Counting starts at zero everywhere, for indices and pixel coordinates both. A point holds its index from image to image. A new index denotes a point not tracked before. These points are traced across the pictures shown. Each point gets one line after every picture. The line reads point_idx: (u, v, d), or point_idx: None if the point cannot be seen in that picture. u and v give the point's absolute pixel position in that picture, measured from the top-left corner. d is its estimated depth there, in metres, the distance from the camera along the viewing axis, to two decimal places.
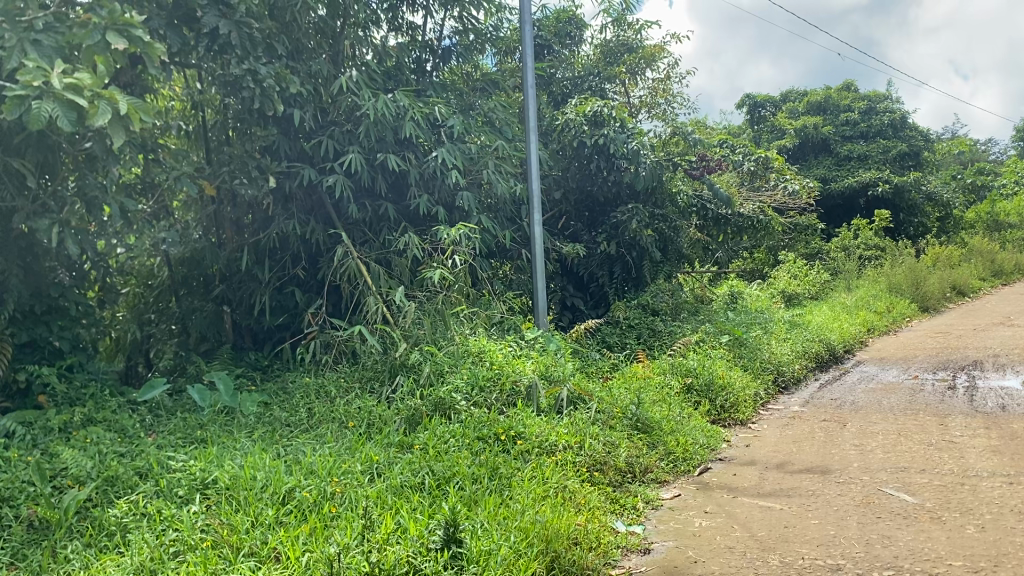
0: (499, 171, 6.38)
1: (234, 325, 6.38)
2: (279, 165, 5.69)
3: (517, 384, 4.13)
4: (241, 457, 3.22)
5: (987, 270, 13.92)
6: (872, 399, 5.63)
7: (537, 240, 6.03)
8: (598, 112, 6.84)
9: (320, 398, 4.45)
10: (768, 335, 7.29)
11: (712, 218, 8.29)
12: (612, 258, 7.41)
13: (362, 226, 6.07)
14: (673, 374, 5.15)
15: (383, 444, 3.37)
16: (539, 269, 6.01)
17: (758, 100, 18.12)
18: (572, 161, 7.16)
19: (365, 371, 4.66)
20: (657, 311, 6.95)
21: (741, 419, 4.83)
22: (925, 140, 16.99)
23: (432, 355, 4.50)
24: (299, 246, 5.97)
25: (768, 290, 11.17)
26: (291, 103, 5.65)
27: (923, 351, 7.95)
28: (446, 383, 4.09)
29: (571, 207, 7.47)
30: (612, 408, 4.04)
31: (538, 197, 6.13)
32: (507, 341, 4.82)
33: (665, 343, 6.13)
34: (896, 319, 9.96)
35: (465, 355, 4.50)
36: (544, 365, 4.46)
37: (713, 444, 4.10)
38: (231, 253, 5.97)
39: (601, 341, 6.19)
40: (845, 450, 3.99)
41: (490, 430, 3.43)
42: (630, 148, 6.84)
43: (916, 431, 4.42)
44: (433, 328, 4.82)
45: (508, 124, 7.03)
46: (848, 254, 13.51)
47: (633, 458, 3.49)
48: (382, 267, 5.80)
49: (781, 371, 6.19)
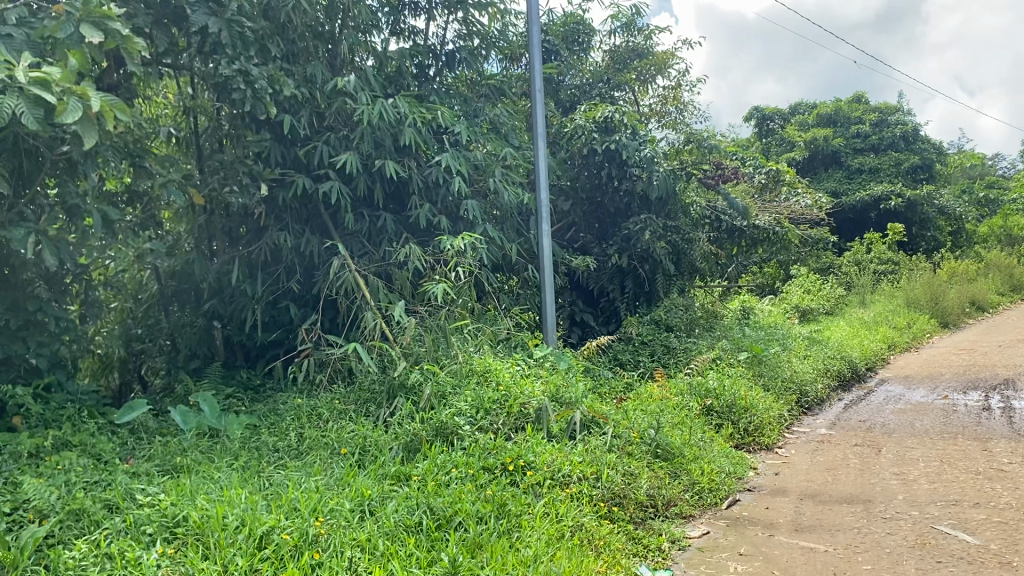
0: (505, 179, 6.07)
1: (226, 342, 6.06)
2: (272, 173, 5.39)
3: (526, 407, 3.80)
4: (218, 490, 2.88)
5: (1005, 285, 13.55)
6: (904, 421, 5.28)
7: (545, 251, 5.71)
8: (608, 119, 6.55)
9: (313, 422, 4.12)
10: (788, 352, 6.94)
11: (726, 230, 7.97)
12: (623, 271, 7.08)
13: (361, 236, 5.76)
14: (692, 394, 4.81)
15: (378, 476, 3.03)
16: (548, 283, 5.68)
17: (766, 112, 17.86)
18: (582, 170, 6.87)
19: (361, 391, 4.33)
20: (671, 327, 6.60)
21: (766, 443, 4.48)
22: (938, 153, 16.67)
23: (433, 374, 4.16)
24: (294, 258, 5.66)
25: (781, 306, 10.83)
26: (285, 107, 5.36)
27: (949, 369, 7.59)
28: (448, 406, 3.76)
29: (580, 218, 7.16)
30: (630, 432, 3.70)
31: (546, 206, 5.81)
32: (515, 360, 4.49)
33: (681, 361, 5.79)
34: (916, 335, 9.61)
35: (470, 375, 4.17)
36: (555, 385, 4.13)
37: (740, 472, 3.75)
38: (222, 266, 5.66)
39: (613, 358, 5.85)
40: (885, 479, 3.65)
41: (497, 460, 3.09)
42: (643, 156, 6.53)
43: (959, 457, 4.07)
44: (435, 345, 4.49)
45: (515, 131, 6.73)
46: (863, 268, 13.16)
47: (656, 490, 3.15)
48: (381, 280, 5.48)
49: (804, 391, 5.85)
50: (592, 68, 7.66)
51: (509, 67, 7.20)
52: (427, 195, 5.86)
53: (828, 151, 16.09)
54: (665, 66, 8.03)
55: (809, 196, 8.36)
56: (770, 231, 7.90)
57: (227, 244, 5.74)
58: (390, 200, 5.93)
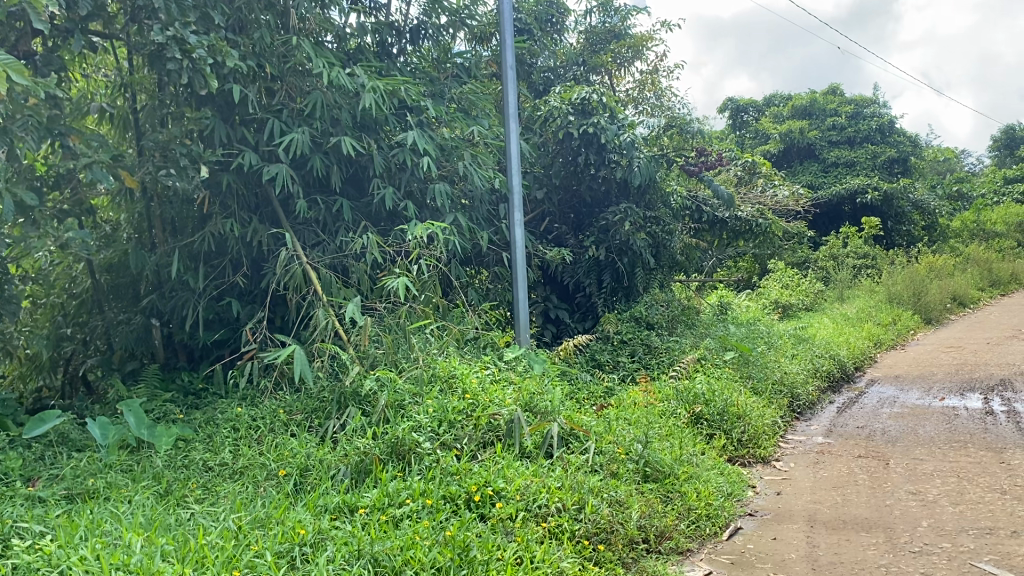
0: (474, 163, 5.57)
1: (166, 342, 5.49)
2: (214, 154, 4.86)
3: (495, 419, 3.33)
4: (120, 530, 2.37)
5: (984, 280, 13.27)
6: (905, 428, 4.87)
7: (518, 243, 5.23)
8: (586, 99, 6.07)
9: (254, 439, 3.61)
10: (774, 351, 6.53)
11: (708, 221, 7.54)
12: (600, 264, 6.59)
13: (314, 225, 5.23)
14: (679, 400, 4.36)
15: (318, 508, 2.55)
16: (520, 277, 5.20)
17: (740, 104, 17.52)
18: (557, 156, 6.38)
19: (310, 400, 3.82)
20: (652, 324, 6.15)
21: (761, 455, 4.03)
22: (914, 146, 16.40)
23: (390, 381, 3.67)
24: (241, 249, 5.12)
25: (760, 302, 10.43)
26: (229, 82, 4.82)
27: (939, 369, 7.22)
28: (406, 419, 3.27)
29: (554, 208, 6.69)
30: (615, 449, 3.25)
31: (519, 194, 5.33)
32: (484, 364, 4.01)
33: (664, 362, 5.34)
34: (901, 332, 9.25)
35: (433, 383, 3.68)
36: (528, 392, 3.66)
37: (739, 492, 3.31)
38: (160, 258, 5.10)
39: (590, 359, 5.38)
40: (902, 500, 3.21)
41: (460, 488, 2.62)
42: (624, 140, 6.13)
43: (977, 472, 3.66)
44: (393, 347, 4.00)
45: (484, 114, 6.23)
46: (840, 262, 12.82)
47: (646, 521, 2.71)
48: (336, 273, 4.96)
49: (796, 395, 5.43)
50: (566, 50, 7.18)
51: (477, 47, 6.69)
52: (387, 179, 5.36)
53: (803, 144, 15.89)
54: (643, 49, 7.52)
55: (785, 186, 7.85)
56: (753, 224, 7.47)
57: (167, 234, 5.18)
58: (347, 184, 5.42)
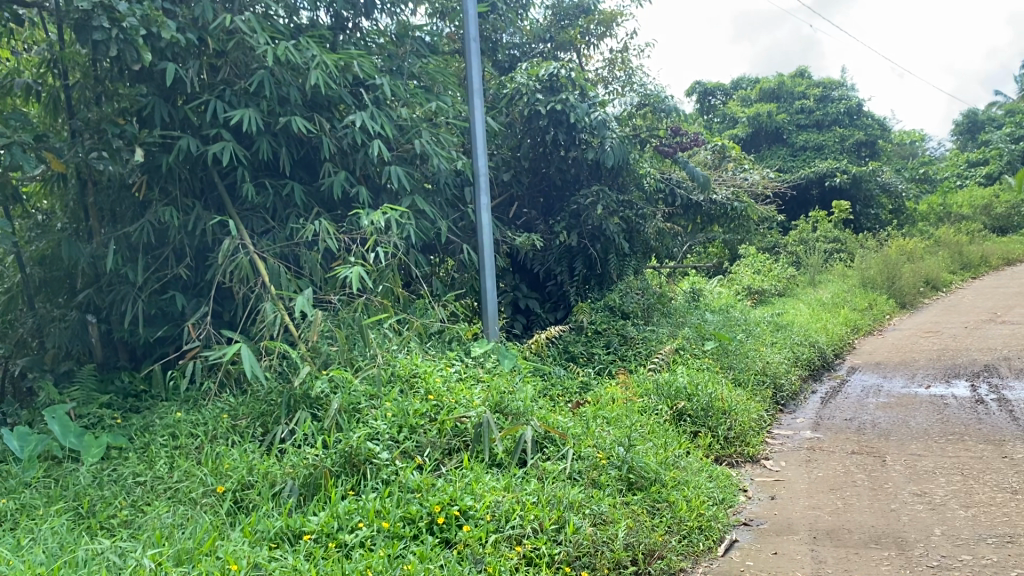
0: (435, 144, 5.23)
1: (105, 339, 5.08)
2: (151, 135, 4.46)
3: (462, 423, 3.01)
4: (19, 569, 2.03)
5: (957, 262, 13.14)
6: (895, 419, 4.61)
7: (484, 229, 4.89)
8: (554, 76, 5.74)
9: (193, 449, 3.26)
10: (754, 339, 6.27)
11: (682, 205, 7.26)
12: (571, 251, 6.27)
13: (263, 211, 4.86)
14: (660, 395, 4.06)
15: (256, 535, 2.22)
16: (488, 266, 4.88)
17: (709, 88, 17.30)
18: (524, 137, 6.04)
19: (257, 404, 3.48)
20: (627, 313, 5.86)
21: (750, 453, 3.74)
22: (882, 129, 16.28)
23: (345, 382, 3.33)
24: (183, 238, 4.73)
25: (733, 288, 10.19)
26: (165, 56, 4.42)
27: (921, 355, 7.00)
28: (361, 426, 2.94)
29: (523, 191, 6.36)
30: (596, 453, 2.95)
31: (484, 176, 5.00)
32: (448, 362, 3.67)
33: (641, 353, 5.03)
34: (878, 318, 9.03)
35: (391, 384, 3.35)
36: (498, 391, 3.34)
37: (730, 498, 3.03)
38: (96, 249, 4.70)
39: (563, 351, 5.06)
40: (908, 504, 2.95)
41: (422, 508, 2.30)
42: (594, 119, 5.81)
43: (981, 469, 3.40)
44: (348, 344, 3.66)
45: (447, 92, 5.88)
46: (811, 247, 12.63)
47: (633, 539, 2.41)
48: (287, 264, 4.60)
49: (779, 385, 5.17)
50: (533, 27, 6.82)
51: (439, 23, 6.32)
52: (341, 161, 5.01)
53: (771, 127, 15.64)
54: (614, 26, 7.17)
55: (755, 171, 7.71)
56: (728, 207, 7.20)
57: (102, 223, 4.78)
58: (298, 167, 5.05)
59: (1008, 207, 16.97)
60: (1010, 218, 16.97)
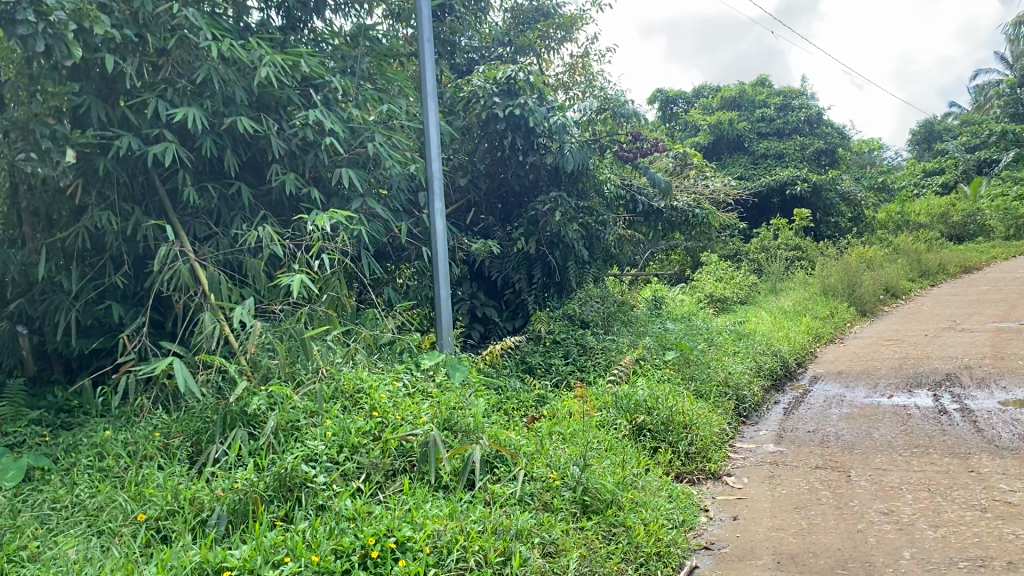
0: (388, 148, 5.03)
1: (38, 351, 4.80)
2: (85, 136, 4.22)
3: (407, 442, 2.86)
4: None
5: (916, 270, 13.19)
6: (859, 431, 4.50)
7: (439, 235, 4.71)
8: (511, 78, 5.57)
9: (119, 471, 3.03)
10: (716, 349, 6.15)
11: (643, 212, 7.13)
12: (529, 258, 6.10)
13: (206, 216, 4.63)
14: (619, 408, 3.91)
15: (170, 573, 2.03)
16: (442, 274, 4.70)
17: (671, 96, 17.29)
18: (481, 141, 5.87)
19: (191, 421, 3.26)
20: (587, 322, 5.70)
21: (711, 470, 3.59)
22: (841, 137, 16.38)
23: (284, 399, 3.13)
24: (121, 244, 4.49)
25: (695, 296, 10.11)
26: (100, 52, 4.18)
27: (882, 363, 6.94)
28: (299, 447, 2.76)
29: (480, 197, 6.18)
30: (548, 474, 2.79)
31: (438, 180, 4.82)
32: (396, 375, 3.48)
33: (601, 364, 4.87)
34: (839, 326, 9.00)
35: (334, 400, 3.15)
36: (447, 406, 3.16)
37: (690, 520, 2.88)
38: (26, 256, 4.44)
39: (520, 362, 4.88)
40: (875, 524, 2.82)
41: (355, 539, 2.12)
42: (553, 123, 5.65)
43: (948, 485, 3.28)
44: (290, 357, 3.45)
45: (401, 93, 5.68)
46: (771, 255, 12.60)
47: (585, 569, 2.26)
48: (230, 271, 4.38)
49: (741, 396, 5.06)
50: (492, 30, 6.65)
51: (394, 24, 6.12)
52: (289, 164, 4.80)
53: (732, 135, 15.64)
54: (574, 30, 7.04)
55: (716, 179, 7.64)
56: (689, 214, 7.10)
57: (34, 229, 4.52)
58: (245, 169, 4.84)
59: (964, 216, 17.15)
60: (966, 226, 17.14)
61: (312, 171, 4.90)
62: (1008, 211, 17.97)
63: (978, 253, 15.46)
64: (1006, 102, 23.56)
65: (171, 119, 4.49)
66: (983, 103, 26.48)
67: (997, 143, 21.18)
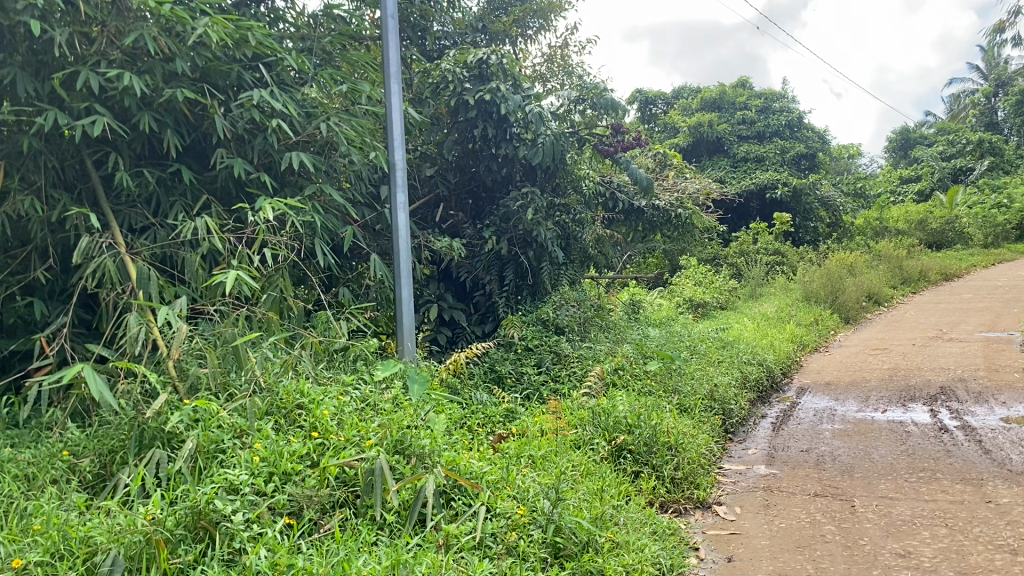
0: (346, 134, 4.60)
1: None
2: (5, 111, 3.75)
3: (350, 469, 2.47)
4: None
5: (898, 276, 12.90)
6: (856, 451, 4.12)
7: (400, 230, 4.29)
8: (483, 61, 5.16)
9: (11, 498, 2.57)
10: (699, 357, 5.78)
11: (622, 212, 6.75)
12: (501, 258, 5.68)
13: (143, 204, 4.17)
14: (595, 426, 3.51)
15: None
16: (404, 274, 4.27)
17: (650, 96, 16.99)
18: (451, 131, 5.46)
19: (103, 438, 2.81)
20: (562, 328, 5.30)
21: (699, 498, 3.20)
22: (822, 141, 16.14)
23: (209, 416, 2.70)
24: (45, 234, 4.01)
25: (674, 301, 9.76)
26: (23, 18, 3.72)
27: (872, 374, 6.60)
28: (219, 476, 2.34)
29: (449, 192, 5.76)
30: (514, 508, 2.40)
31: (402, 168, 4.40)
32: (343, 389, 3.07)
33: (577, 375, 4.47)
34: (823, 333, 8.67)
35: (267, 419, 2.73)
36: (401, 426, 2.75)
37: (680, 565, 2.50)
38: None
39: (489, 371, 4.44)
40: (891, 571, 2.45)
41: None
42: (527, 112, 5.25)
43: (966, 519, 2.91)
44: (222, 366, 3.02)
45: (365, 77, 5.24)
46: (750, 259, 12.28)
47: None
48: (165, 267, 3.93)
49: (727, 411, 4.69)
50: (467, 15, 6.20)
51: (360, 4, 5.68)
52: (237, 149, 4.35)
53: (712, 138, 15.25)
54: (552, 18, 6.63)
55: (699, 178, 7.28)
56: (671, 214, 6.71)
57: None
58: (188, 154, 4.40)
59: (943, 223, 16.89)
60: (944, 233, 16.91)
61: (263, 157, 4.46)
62: (986, 218, 17.82)
63: (957, 261, 15.23)
64: (982, 112, 23.53)
65: (106, 95, 4.03)
66: (958, 111, 26.44)
67: (973, 151, 21.09)
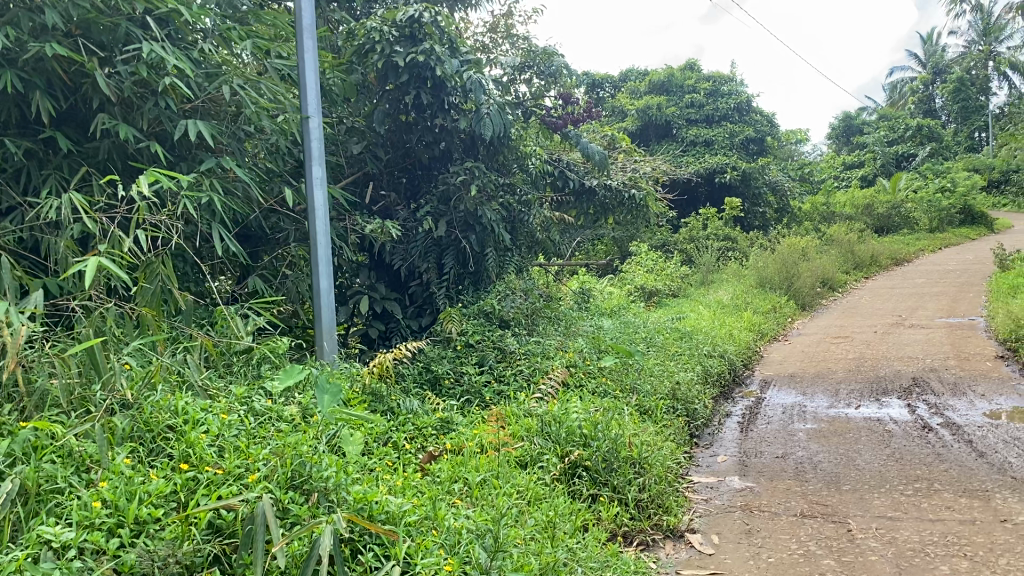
0: (255, 100, 3.97)
1: None
2: None
3: (229, 514, 1.90)
4: None
5: (850, 261, 12.58)
6: (837, 456, 3.66)
7: (315, 210, 3.68)
8: (415, 19, 4.55)
9: None
10: (655, 351, 5.29)
11: (571, 192, 6.21)
12: (440, 245, 5.11)
13: (8, 180, 3.49)
14: (544, 438, 2.98)
15: None
16: (320, 263, 3.68)
17: (596, 79, 16.52)
18: (380, 101, 4.84)
19: None
20: (507, 321, 4.74)
21: (669, 526, 2.69)
22: (771, 125, 15.80)
23: (49, 443, 2.09)
24: None
25: (625, 289, 9.30)
26: None
27: (837, 365, 6.18)
28: (44, 530, 1.74)
29: (380, 171, 5.16)
30: (440, 564, 1.85)
31: (316, 137, 3.78)
32: (232, 407, 2.48)
33: (523, 375, 3.93)
34: (781, 321, 8.26)
35: (127, 447, 2.14)
36: (299, 453, 2.17)
37: None
38: None
39: (422, 371, 3.88)
40: None
41: None
42: (466, 77, 4.67)
43: (987, 547, 2.44)
44: (78, 377, 2.40)
45: (281, 36, 4.59)
46: (700, 244, 11.87)
47: None
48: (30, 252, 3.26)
49: (691, 412, 4.20)
50: None
51: None
52: (123, 114, 3.69)
53: (660, 121, 14.91)
54: None
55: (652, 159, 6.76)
56: (624, 195, 6.19)
57: None
58: (64, 120, 3.72)
59: (889, 208, 16.64)
60: (891, 217, 16.62)
61: (156, 125, 3.81)
62: (932, 203, 17.67)
63: (905, 245, 15.03)
64: (923, 98, 23.55)
65: None
66: (898, 98, 26.49)
67: (914, 137, 21.03)
